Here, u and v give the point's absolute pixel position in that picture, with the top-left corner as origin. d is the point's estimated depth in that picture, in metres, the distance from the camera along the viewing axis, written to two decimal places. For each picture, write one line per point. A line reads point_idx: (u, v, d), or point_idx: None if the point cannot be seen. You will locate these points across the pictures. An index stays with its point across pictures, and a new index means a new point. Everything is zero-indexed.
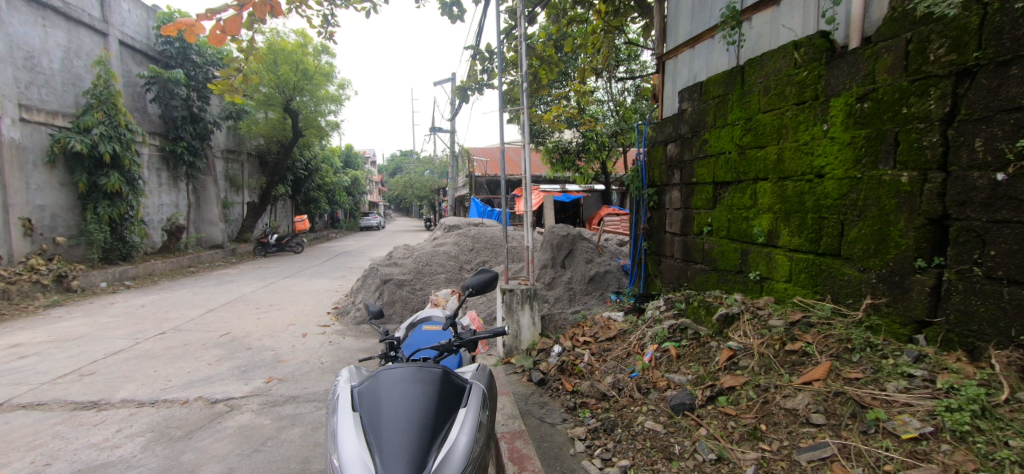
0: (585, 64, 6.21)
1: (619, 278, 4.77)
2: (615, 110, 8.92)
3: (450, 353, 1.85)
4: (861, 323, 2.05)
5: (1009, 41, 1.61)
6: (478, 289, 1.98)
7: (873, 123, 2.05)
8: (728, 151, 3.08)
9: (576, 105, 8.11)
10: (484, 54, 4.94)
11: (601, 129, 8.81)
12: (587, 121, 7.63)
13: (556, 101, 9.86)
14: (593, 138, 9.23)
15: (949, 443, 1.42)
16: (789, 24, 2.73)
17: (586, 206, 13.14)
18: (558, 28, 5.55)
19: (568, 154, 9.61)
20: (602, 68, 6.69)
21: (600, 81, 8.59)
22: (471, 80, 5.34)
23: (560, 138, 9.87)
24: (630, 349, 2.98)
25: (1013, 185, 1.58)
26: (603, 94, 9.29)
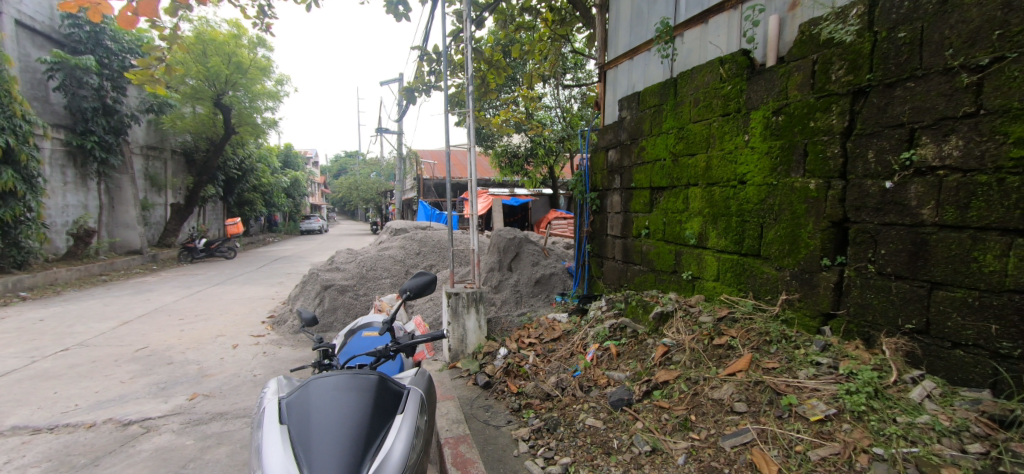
0: (533, 70, 6.33)
1: (564, 280, 4.88)
2: (562, 116, 9.14)
3: (386, 359, 1.81)
4: (778, 317, 2.24)
5: (894, 65, 1.82)
6: (417, 292, 1.96)
7: (786, 135, 2.26)
8: (663, 158, 3.26)
9: (525, 109, 8.22)
10: (431, 56, 4.90)
11: (549, 134, 8.98)
12: (535, 126, 7.75)
13: (505, 105, 9.93)
14: (542, 143, 9.35)
15: (849, 422, 1.57)
16: (715, 41, 2.93)
17: (534, 209, 13.29)
18: (506, 34, 5.62)
19: (516, 158, 9.64)
20: (549, 74, 6.84)
21: (547, 88, 8.77)
22: (417, 81, 5.27)
23: (509, 141, 9.95)
24: (573, 349, 3.06)
25: (898, 192, 1.79)
26: (550, 100, 9.50)
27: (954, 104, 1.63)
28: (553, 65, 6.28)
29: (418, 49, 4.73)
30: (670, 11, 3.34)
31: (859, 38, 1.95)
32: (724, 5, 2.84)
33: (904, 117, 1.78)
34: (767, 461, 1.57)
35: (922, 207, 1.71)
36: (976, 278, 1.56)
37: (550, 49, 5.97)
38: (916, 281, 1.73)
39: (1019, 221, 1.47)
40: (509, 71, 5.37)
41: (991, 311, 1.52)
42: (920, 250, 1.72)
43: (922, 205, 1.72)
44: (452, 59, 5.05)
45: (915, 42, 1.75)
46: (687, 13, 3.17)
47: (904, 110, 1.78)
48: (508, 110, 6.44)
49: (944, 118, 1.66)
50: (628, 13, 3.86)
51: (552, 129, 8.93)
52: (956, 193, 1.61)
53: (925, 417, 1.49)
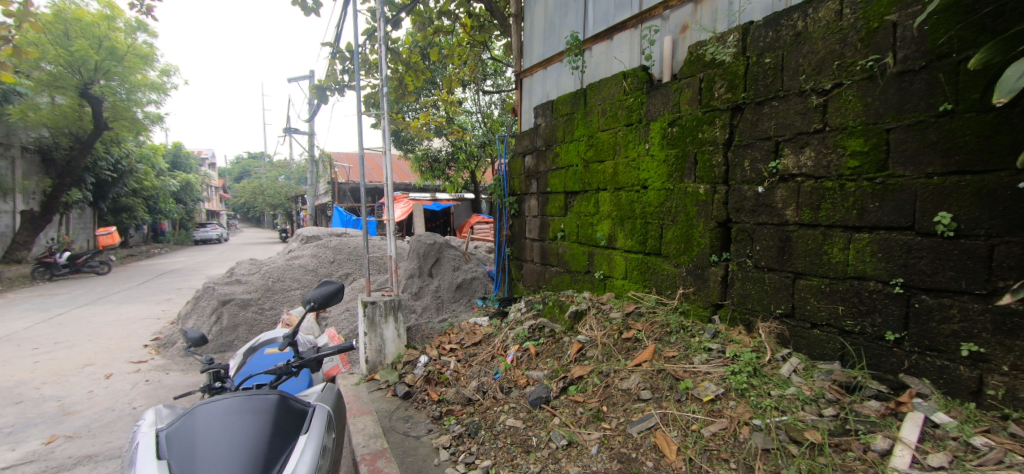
0: (452, 74, 6.31)
1: (485, 283, 4.92)
2: (483, 122, 9.21)
3: (288, 376, 1.70)
4: (677, 309, 2.46)
5: (763, 87, 2.10)
6: (322, 302, 1.85)
7: (679, 145, 2.50)
8: (575, 164, 3.43)
9: (445, 113, 8.16)
10: (343, 54, 4.68)
11: (471, 138, 8.96)
12: (455, 131, 7.73)
13: (425, 107, 9.78)
14: (463, 148, 9.21)
15: (734, 400, 1.76)
16: (619, 56, 3.15)
17: (456, 214, 13.19)
18: (424, 36, 5.55)
19: (437, 163, 9.43)
20: (468, 80, 6.88)
21: (468, 93, 8.79)
22: (329, 80, 5.00)
23: (430, 146, 9.80)
24: (494, 351, 3.10)
25: (767, 195, 2.07)
26: (471, 105, 9.53)
27: (807, 121, 1.92)
28: (472, 70, 6.32)
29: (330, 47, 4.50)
30: (579, 26, 3.54)
31: (735, 61, 2.22)
32: (626, 24, 3.07)
33: (771, 131, 2.06)
34: (668, 442, 1.70)
35: (786, 209, 1.99)
36: (826, 268, 1.85)
37: (469, 54, 6.01)
38: (784, 272, 2.00)
39: (855, 219, 1.76)
40: (427, 74, 5.31)
41: (837, 295, 1.81)
42: (784, 246, 2.00)
43: (786, 207, 1.99)
44: (367, 58, 4.87)
45: (778, 67, 2.03)
46: (595, 29, 3.38)
47: (770, 125, 2.06)
48: (427, 114, 6.35)
49: (800, 132, 1.94)
50: (542, 25, 4.03)
51: (474, 134, 8.97)
52: (810, 196, 1.90)
53: (792, 389, 1.71)
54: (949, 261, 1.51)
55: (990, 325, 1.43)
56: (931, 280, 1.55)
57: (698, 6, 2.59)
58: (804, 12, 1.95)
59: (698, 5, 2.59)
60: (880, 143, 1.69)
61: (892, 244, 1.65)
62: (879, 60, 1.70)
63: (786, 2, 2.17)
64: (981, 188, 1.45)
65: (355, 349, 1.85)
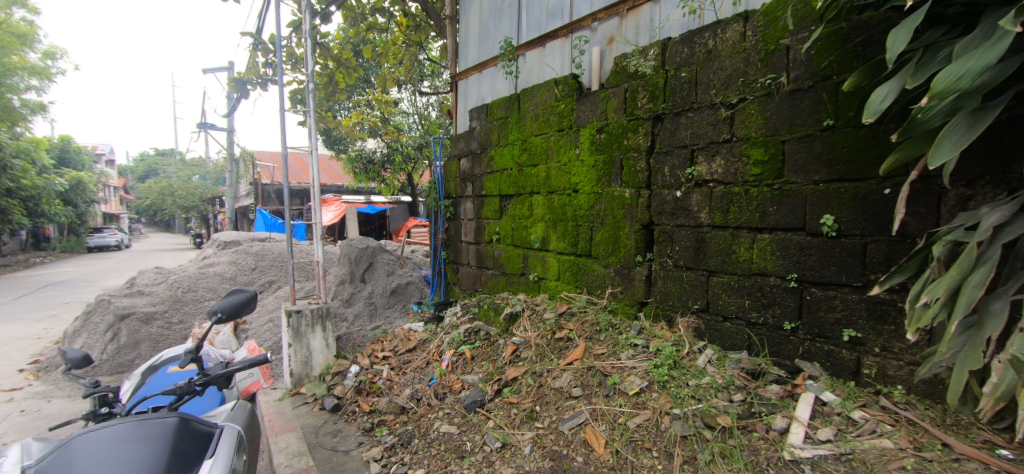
0: (387, 73, 6.11)
1: (421, 288, 4.82)
2: (420, 123, 9.01)
3: (191, 396, 1.57)
4: (605, 308, 2.57)
5: (679, 99, 2.26)
6: (231, 313, 1.71)
7: (607, 151, 2.62)
8: (509, 168, 3.46)
9: (379, 113, 7.91)
10: (266, 46, 4.39)
11: (406, 140, 8.52)
12: (391, 132, 7.49)
13: (358, 106, 9.42)
14: (398, 149, 8.72)
15: (657, 391, 1.86)
16: (551, 63, 3.24)
17: (392, 217, 12.81)
18: (356, 32, 5.34)
19: (372, 164, 9.08)
20: (403, 80, 6.73)
21: (404, 93, 8.57)
22: (250, 73, 4.66)
23: (364, 146, 9.45)
24: (429, 357, 3.05)
25: (684, 199, 2.22)
26: (407, 106, 9.30)
27: (717, 132, 2.09)
28: (407, 70, 6.19)
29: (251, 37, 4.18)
30: (513, 32, 3.61)
31: (655, 73, 2.36)
32: (557, 33, 3.16)
33: (686, 140, 2.22)
34: (596, 437, 1.76)
35: (700, 212, 2.16)
36: (735, 266, 2.02)
37: (405, 54, 5.88)
38: (699, 270, 2.16)
39: (758, 221, 1.94)
40: (360, 72, 5.13)
41: (744, 290, 1.98)
42: (700, 246, 2.16)
43: (700, 210, 2.16)
44: (293, 52, 4.60)
45: (692, 81, 2.20)
46: (528, 36, 3.46)
47: (686, 134, 2.22)
48: (360, 113, 6.10)
49: (711, 142, 2.11)
50: (476, 29, 4.04)
51: (410, 135, 8.78)
52: (721, 200, 2.07)
53: (707, 378, 1.84)
54: (833, 258, 1.72)
55: (865, 313, 1.64)
56: (819, 275, 1.75)
57: (623, 20, 2.73)
58: (714, 32, 2.13)
59: (623, 20, 2.74)
60: (777, 153, 1.88)
61: (787, 243, 1.84)
62: (776, 79, 1.89)
63: (699, 21, 2.34)
64: (856, 194, 1.66)
65: (270, 362, 1.72)
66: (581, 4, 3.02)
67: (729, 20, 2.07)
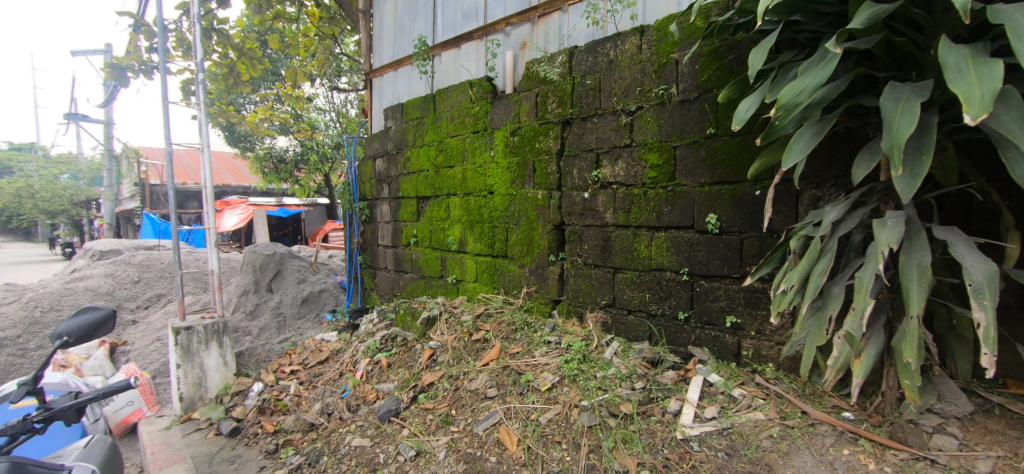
0: (298, 66, 5.70)
1: (335, 295, 4.57)
2: (337, 121, 8.51)
3: (30, 435, 1.35)
4: (521, 307, 2.63)
5: (586, 104, 2.37)
6: (81, 336, 1.48)
7: (520, 153, 2.68)
8: (426, 169, 3.40)
9: (290, 109, 7.35)
10: (149, 28, 3.88)
11: (322, 138, 7.93)
12: (304, 129, 6.99)
13: (265, 100, 8.69)
14: (314, 147, 8.09)
15: (567, 385, 1.93)
16: (466, 65, 3.24)
17: (308, 220, 11.99)
18: (261, 20, 4.93)
19: (283, 164, 8.42)
20: (315, 75, 6.33)
21: (318, 87, 8.03)
22: (129, 58, 4.08)
23: (273, 144, 8.74)
24: (342, 368, 2.90)
25: (591, 200, 2.34)
26: (322, 103, 8.74)
27: (619, 137, 2.23)
28: (320, 64, 5.83)
29: (130, 17, 3.66)
30: (428, 31, 3.55)
31: (563, 80, 2.46)
32: (472, 35, 3.17)
33: (592, 144, 2.33)
34: (510, 436, 1.79)
35: (605, 212, 2.28)
36: (637, 263, 2.16)
37: (318, 47, 5.53)
38: (605, 268, 2.28)
39: (655, 220, 2.10)
40: (265, 64, 4.74)
41: (645, 285, 2.13)
42: (606, 244, 2.28)
43: (605, 211, 2.28)
44: (183, 38, 4.12)
45: (597, 88, 2.32)
46: (443, 36, 3.42)
47: (592, 139, 2.33)
48: (267, 108, 5.62)
49: (614, 146, 2.25)
50: (390, 25, 3.93)
51: (326, 133, 8.29)
52: (623, 201, 2.21)
53: (612, 369, 1.95)
54: (717, 252, 1.91)
55: (743, 300, 1.84)
56: (706, 268, 1.94)
57: (534, 26, 2.81)
58: (615, 43, 2.26)
59: (534, 26, 2.82)
60: (670, 158, 2.05)
61: (680, 240, 2.01)
62: (667, 89, 2.05)
63: (603, 33, 2.47)
64: (734, 195, 1.86)
65: (136, 385, 1.51)
66: (494, 8, 3.06)
67: (627, 33, 2.22)
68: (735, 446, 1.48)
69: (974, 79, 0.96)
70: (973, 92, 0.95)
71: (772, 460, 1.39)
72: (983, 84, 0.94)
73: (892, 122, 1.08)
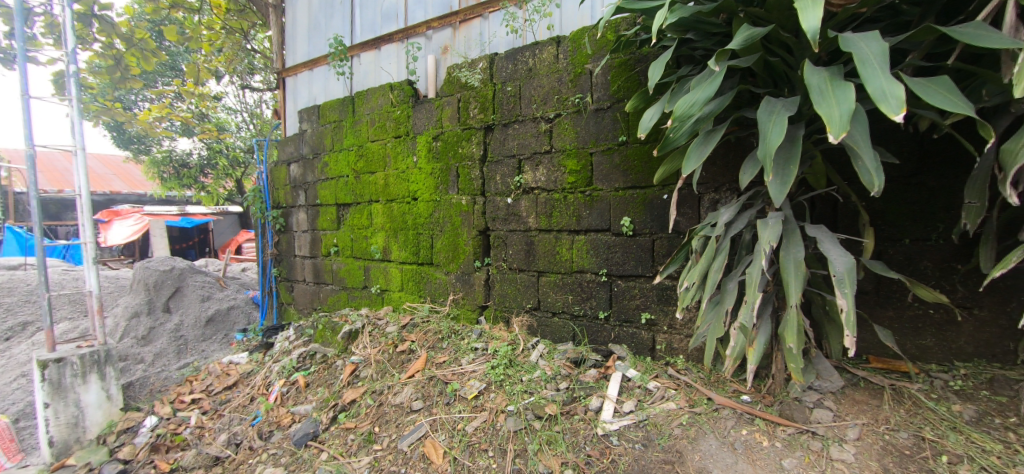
0: (201, 61, 5.18)
1: (247, 313, 4.17)
2: (251, 122, 7.83)
3: None
4: (448, 315, 2.59)
5: (507, 111, 2.39)
6: None
7: (443, 159, 2.64)
8: (345, 175, 3.24)
9: (193, 109, 6.65)
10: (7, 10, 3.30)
11: (232, 141, 7.25)
12: (210, 130, 6.34)
13: (163, 98, 7.80)
14: (222, 151, 7.38)
15: (494, 391, 1.93)
16: (387, 68, 3.14)
17: (217, 231, 10.86)
18: (154, 8, 4.41)
19: (185, 169, 7.59)
20: (224, 73, 5.81)
21: (227, 85, 7.33)
22: None
23: (173, 146, 7.87)
24: (253, 392, 2.66)
25: (514, 205, 2.37)
26: (231, 102, 8.00)
27: (539, 144, 2.28)
28: (228, 59, 5.33)
29: None
30: (345, 31, 3.40)
31: (484, 86, 2.48)
32: (393, 37, 3.08)
33: (514, 150, 2.36)
34: (435, 449, 1.76)
35: (528, 217, 2.32)
36: (559, 265, 2.22)
37: (225, 41, 5.07)
38: (530, 272, 2.32)
39: (575, 224, 2.17)
40: (159, 58, 4.25)
41: (567, 287, 2.20)
42: (530, 249, 2.32)
43: (528, 215, 2.32)
44: (51, 22, 3.56)
45: (517, 95, 2.35)
46: (362, 37, 3.29)
47: (514, 145, 2.36)
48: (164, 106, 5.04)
49: (535, 153, 2.29)
50: (304, 22, 3.71)
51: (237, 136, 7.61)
52: (544, 205, 2.26)
53: (538, 372, 1.98)
54: (631, 253, 2.01)
55: (656, 298, 1.96)
56: (623, 269, 2.04)
57: (455, 31, 2.80)
58: (533, 52, 2.31)
59: (456, 31, 2.81)
60: (587, 164, 2.13)
61: (598, 243, 2.10)
62: (583, 98, 2.14)
63: (522, 41, 2.52)
64: (645, 199, 1.97)
65: None
66: (414, 11, 3.00)
67: (545, 42, 2.28)
68: (650, 436, 1.56)
69: (832, 100, 1.10)
70: (832, 113, 1.09)
71: (682, 446, 1.49)
72: (840, 106, 1.08)
73: (766, 132, 1.21)
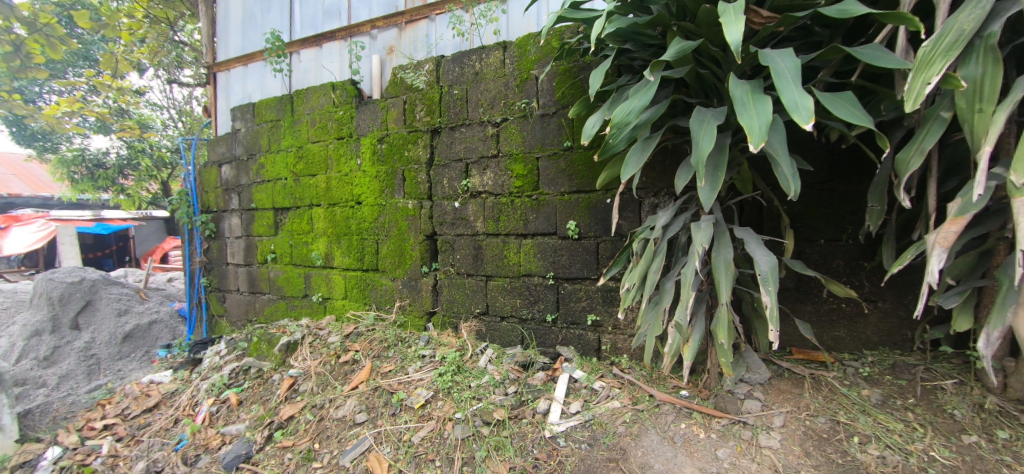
0: (120, 51, 4.72)
1: (172, 328, 3.85)
2: (179, 119, 7.24)
3: None
4: (395, 323, 2.51)
5: (454, 115, 2.37)
6: None
7: (388, 162, 2.57)
8: (283, 177, 3.08)
9: (110, 103, 6.04)
10: None
11: (157, 139, 6.65)
12: (130, 127, 5.79)
13: (73, 90, 7.03)
14: (145, 150, 6.75)
15: (442, 399, 1.90)
16: (329, 66, 3.02)
17: (139, 239, 9.76)
18: None
19: (101, 170, 6.90)
20: (147, 65, 5.31)
21: (151, 79, 6.73)
22: None
23: (85, 144, 7.10)
24: (178, 414, 2.45)
25: (462, 209, 2.35)
26: (156, 98, 7.35)
27: (486, 148, 2.28)
28: (152, 52, 4.84)
29: None
30: (283, 26, 3.23)
31: (430, 88, 2.44)
32: (336, 34, 2.97)
33: (461, 154, 2.34)
34: (380, 462, 1.71)
35: (476, 221, 2.31)
36: (507, 269, 2.23)
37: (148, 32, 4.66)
38: (478, 276, 2.31)
39: (522, 228, 2.18)
40: (68, 46, 3.83)
41: (516, 291, 2.20)
42: (477, 253, 2.31)
43: (475, 220, 2.31)
44: None
45: (464, 99, 2.34)
46: (302, 33, 3.14)
47: (461, 148, 2.34)
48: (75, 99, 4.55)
49: (482, 157, 2.29)
50: (238, 15, 3.49)
51: (162, 134, 7.00)
52: (492, 209, 2.26)
53: (486, 377, 1.97)
54: (577, 256, 2.05)
55: (601, 299, 2.01)
56: (569, 272, 2.08)
57: (401, 32, 2.75)
58: (479, 56, 2.31)
59: (401, 32, 2.75)
60: (533, 168, 2.15)
61: (545, 246, 2.12)
62: (529, 103, 2.16)
63: (469, 45, 2.51)
64: (589, 203, 2.02)
65: None
66: (358, 9, 2.91)
67: (491, 47, 2.28)
68: (596, 436, 1.59)
69: (753, 112, 1.18)
70: (753, 124, 1.17)
71: (625, 443, 1.53)
72: (759, 117, 1.17)
73: (697, 140, 1.28)
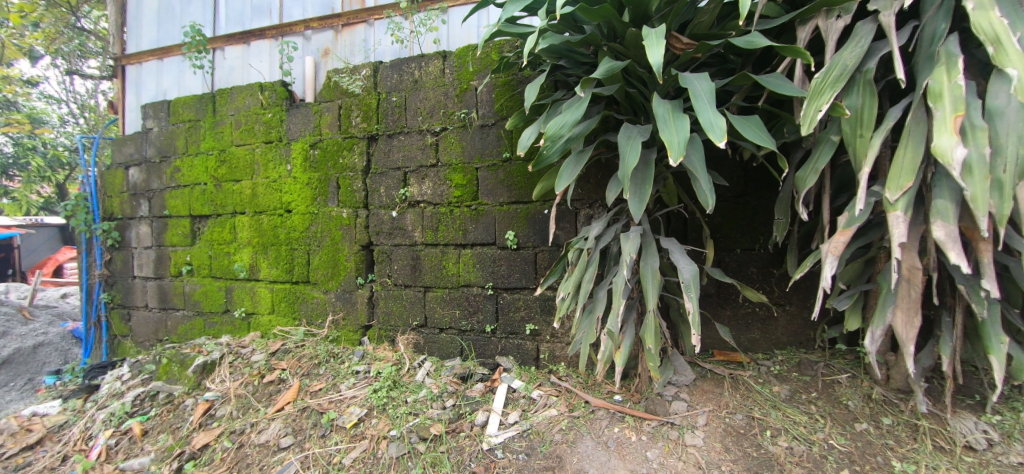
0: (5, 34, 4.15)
1: (63, 352, 3.40)
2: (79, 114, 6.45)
3: None
4: (326, 338, 2.39)
5: (392, 122, 2.32)
6: None
7: (321, 169, 2.46)
8: (202, 182, 2.84)
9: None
10: None
11: (51, 136, 5.89)
12: (17, 121, 5.08)
13: None
14: (35, 147, 5.95)
15: (376, 416, 1.83)
16: (257, 66, 2.85)
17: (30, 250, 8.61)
18: None
19: None
20: (42, 53, 4.66)
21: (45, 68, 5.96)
22: None
23: None
24: (68, 449, 2.16)
25: (400, 218, 2.29)
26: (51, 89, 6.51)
27: (425, 157, 2.24)
28: (49, 38, 4.12)
29: None
30: (205, 19, 3.00)
31: (367, 94, 2.37)
32: (265, 32, 2.81)
33: (399, 162, 2.29)
34: None
35: (414, 231, 2.26)
36: (446, 280, 2.20)
37: None
38: (416, 287, 2.26)
39: (461, 238, 2.17)
40: None
41: (454, 301, 2.18)
42: (416, 264, 2.26)
43: (414, 229, 2.26)
44: None
45: (402, 106, 2.30)
46: (227, 29, 2.94)
47: (399, 157, 2.30)
48: None
49: (421, 166, 2.25)
50: (152, 4, 3.20)
51: (58, 131, 6.21)
52: (431, 219, 2.23)
53: (423, 391, 1.92)
54: (516, 266, 2.07)
55: (539, 308, 2.04)
56: (508, 282, 2.09)
57: (337, 34, 2.66)
58: (419, 64, 2.28)
59: (337, 34, 2.66)
60: (472, 178, 2.15)
61: (484, 256, 2.12)
62: (468, 113, 2.16)
63: (408, 52, 2.48)
64: (528, 213, 2.05)
65: None
66: (290, 7, 2.77)
67: (431, 56, 2.26)
68: (533, 445, 1.60)
69: (672, 129, 1.27)
70: (672, 140, 1.25)
71: (561, 451, 1.55)
72: (677, 135, 1.25)
73: (623, 155, 1.35)
